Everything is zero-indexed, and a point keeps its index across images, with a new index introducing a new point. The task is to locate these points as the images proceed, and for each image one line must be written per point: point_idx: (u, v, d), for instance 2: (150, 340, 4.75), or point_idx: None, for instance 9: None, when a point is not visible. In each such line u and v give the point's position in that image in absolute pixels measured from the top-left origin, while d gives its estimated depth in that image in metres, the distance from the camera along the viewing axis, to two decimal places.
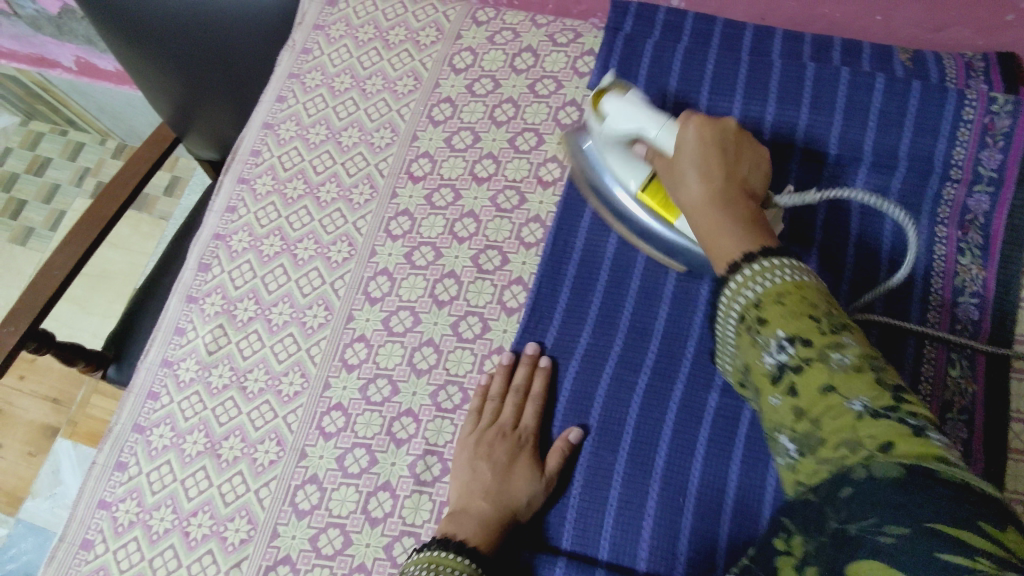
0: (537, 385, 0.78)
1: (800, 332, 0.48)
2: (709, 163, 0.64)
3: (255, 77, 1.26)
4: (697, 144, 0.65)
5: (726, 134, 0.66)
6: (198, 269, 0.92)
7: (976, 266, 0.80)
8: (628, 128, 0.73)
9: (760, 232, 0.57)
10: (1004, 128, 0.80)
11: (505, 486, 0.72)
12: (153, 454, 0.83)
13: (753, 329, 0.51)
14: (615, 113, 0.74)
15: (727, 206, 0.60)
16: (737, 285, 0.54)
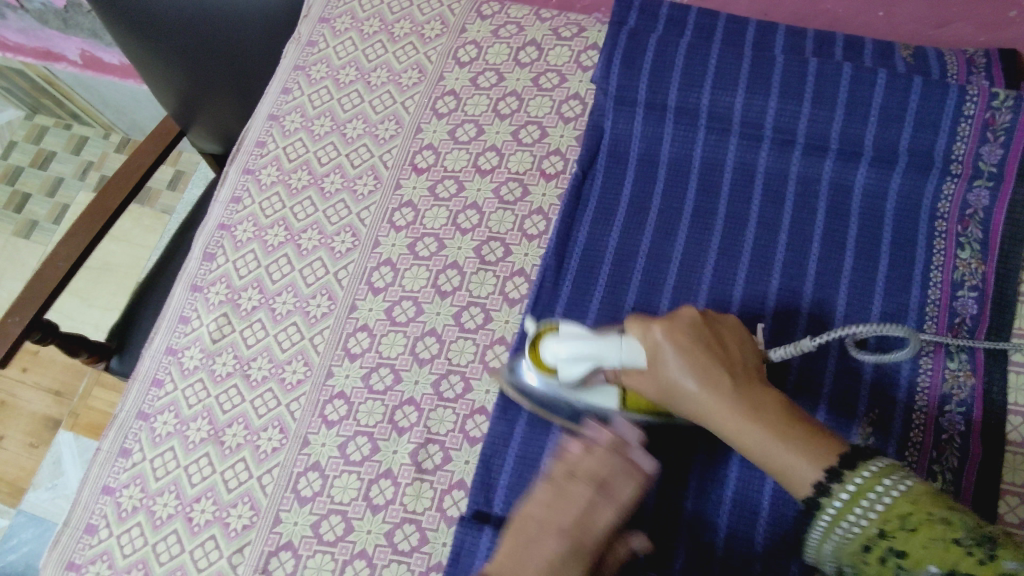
0: (481, 417, 0.74)
1: (948, 559, 0.46)
2: (712, 381, 0.59)
3: (260, 70, 1.26)
4: (685, 360, 0.60)
5: (700, 330, 0.62)
6: (202, 259, 0.93)
7: (975, 261, 0.81)
8: (584, 366, 0.66)
9: (811, 437, 0.56)
10: (1005, 123, 0.80)
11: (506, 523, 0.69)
12: (157, 440, 0.83)
13: (891, 566, 0.49)
14: (565, 355, 0.67)
15: (764, 417, 0.57)
16: (855, 494, 0.51)
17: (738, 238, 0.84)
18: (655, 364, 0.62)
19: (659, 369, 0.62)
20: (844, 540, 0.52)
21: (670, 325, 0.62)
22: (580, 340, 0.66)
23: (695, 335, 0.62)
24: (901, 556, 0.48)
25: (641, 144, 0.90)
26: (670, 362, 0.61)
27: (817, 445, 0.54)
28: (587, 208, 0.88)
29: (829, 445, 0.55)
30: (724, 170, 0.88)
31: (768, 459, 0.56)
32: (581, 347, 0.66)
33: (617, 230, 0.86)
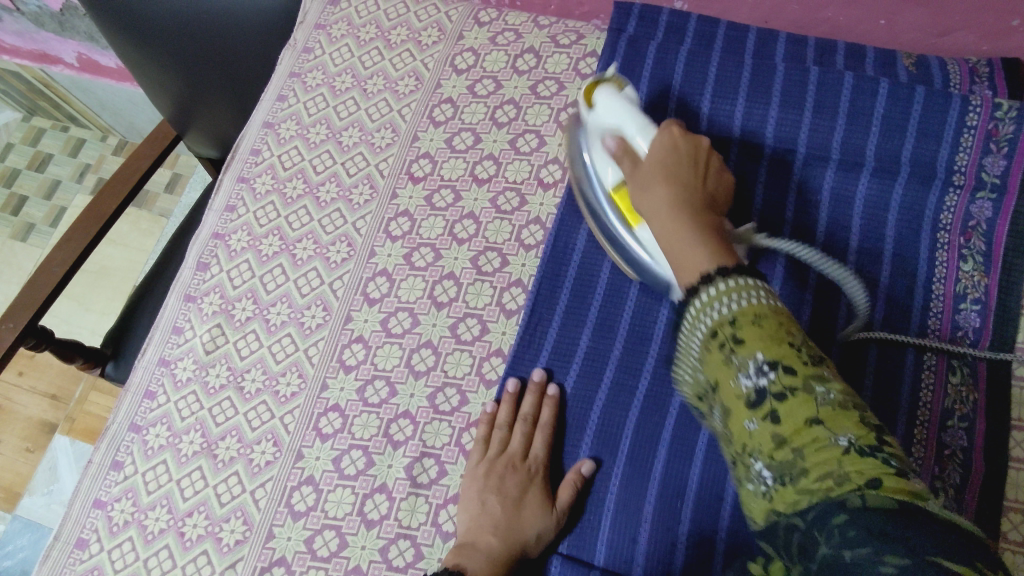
0: (545, 414, 0.76)
1: (780, 358, 0.50)
2: (677, 176, 0.69)
3: (257, 74, 1.25)
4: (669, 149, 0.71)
5: (691, 170, 0.70)
6: (196, 268, 0.92)
7: (978, 274, 0.80)
8: (609, 122, 0.77)
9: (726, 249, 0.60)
10: (1007, 134, 0.80)
11: (514, 524, 0.70)
12: (149, 453, 0.82)
13: (724, 350, 0.53)
14: (606, 106, 0.77)
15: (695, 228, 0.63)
16: (711, 298, 0.56)
17: None
18: (637, 167, 0.73)
19: (639, 164, 0.73)
20: (697, 346, 0.58)
21: (670, 180, 0.68)
22: (617, 105, 0.76)
23: (674, 154, 0.71)
24: (733, 335, 0.53)
25: None
26: (637, 184, 0.71)
27: (717, 247, 0.60)
28: None
29: (734, 256, 0.59)
30: (723, 179, 0.87)
31: (682, 257, 0.62)
32: (621, 106, 0.76)
33: None
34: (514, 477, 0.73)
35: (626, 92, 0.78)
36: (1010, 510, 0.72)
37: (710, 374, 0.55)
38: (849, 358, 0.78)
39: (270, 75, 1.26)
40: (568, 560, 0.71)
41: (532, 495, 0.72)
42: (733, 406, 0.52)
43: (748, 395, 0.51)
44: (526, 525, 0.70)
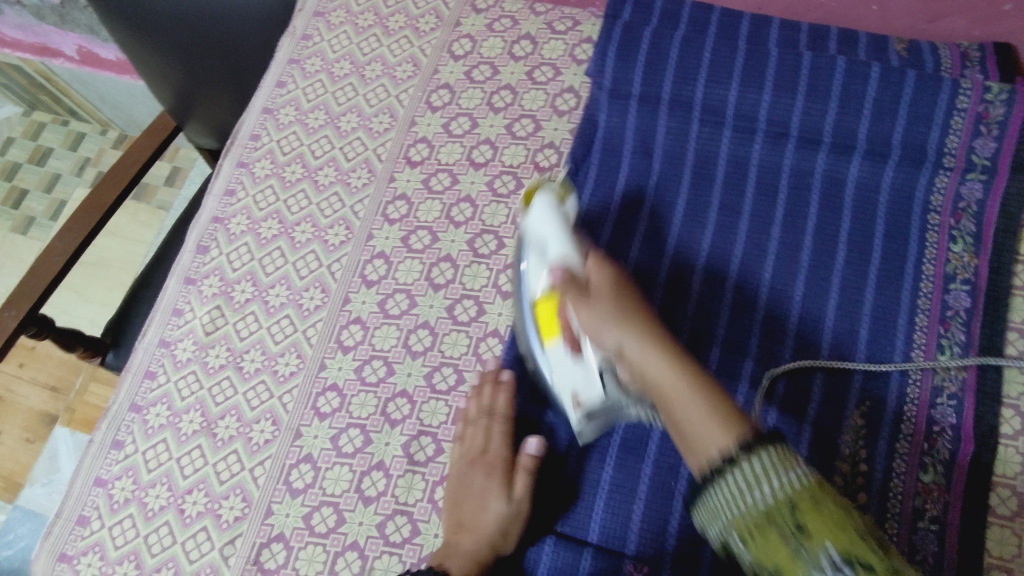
0: (499, 404, 0.76)
1: (855, 553, 0.47)
2: (626, 306, 0.65)
3: (256, 65, 1.27)
4: (611, 286, 0.67)
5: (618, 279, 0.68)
6: (196, 251, 0.92)
7: (968, 255, 0.81)
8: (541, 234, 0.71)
9: (738, 416, 0.56)
10: (998, 116, 0.81)
11: (478, 519, 0.72)
12: (149, 432, 0.83)
13: (787, 539, 0.49)
14: (539, 218, 0.72)
15: (692, 383, 0.60)
16: (756, 475, 0.52)
17: (731, 231, 0.85)
18: (586, 295, 0.66)
19: (588, 291, 0.66)
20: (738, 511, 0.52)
21: (622, 323, 0.64)
22: (549, 221, 0.71)
23: (625, 307, 0.65)
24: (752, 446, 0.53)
25: (635, 137, 0.90)
26: (590, 309, 0.65)
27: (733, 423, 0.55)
28: (580, 201, 0.89)
29: (744, 421, 0.56)
30: (717, 162, 0.88)
31: (690, 421, 0.58)
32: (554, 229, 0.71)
33: (610, 225, 0.87)
34: (479, 473, 0.75)
35: (565, 209, 0.74)
36: (999, 486, 0.73)
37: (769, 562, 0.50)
38: (841, 336, 0.79)
39: (268, 63, 1.27)
40: (560, 540, 0.72)
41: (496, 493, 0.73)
42: None
43: None
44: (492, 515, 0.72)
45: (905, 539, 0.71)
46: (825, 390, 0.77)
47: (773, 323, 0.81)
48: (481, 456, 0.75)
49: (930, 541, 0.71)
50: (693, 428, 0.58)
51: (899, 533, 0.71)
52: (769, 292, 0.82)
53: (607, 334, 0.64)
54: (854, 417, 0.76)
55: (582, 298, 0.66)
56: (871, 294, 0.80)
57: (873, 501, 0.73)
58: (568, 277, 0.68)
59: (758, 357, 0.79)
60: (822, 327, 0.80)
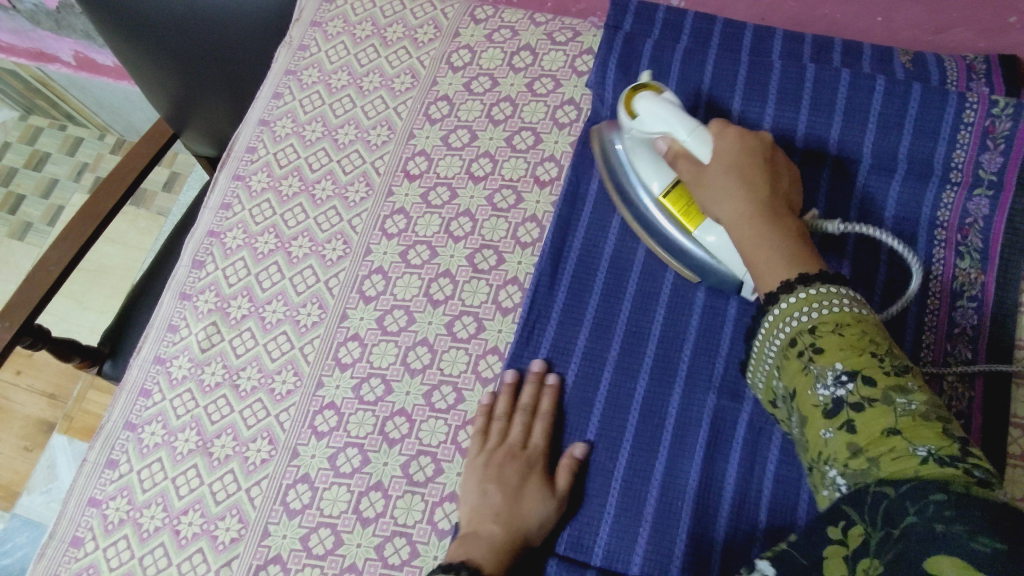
0: (544, 403, 0.77)
1: (861, 370, 0.53)
2: (755, 187, 0.66)
3: (254, 72, 1.25)
4: (739, 151, 0.69)
5: (762, 152, 0.69)
6: (191, 266, 0.91)
7: (975, 270, 0.80)
8: (656, 126, 0.73)
9: (805, 257, 0.62)
10: (1004, 131, 0.80)
11: (516, 509, 0.70)
12: (144, 451, 0.82)
13: (802, 358, 0.57)
14: (645, 111, 0.74)
15: (777, 230, 0.64)
16: (807, 297, 0.58)
17: None
18: (705, 181, 0.69)
19: (706, 162, 0.69)
20: (776, 354, 0.62)
21: (744, 186, 0.67)
22: (668, 109, 0.73)
23: (747, 157, 0.68)
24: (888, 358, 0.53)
25: None
26: (712, 184, 0.68)
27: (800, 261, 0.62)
28: (582, 213, 0.86)
29: (819, 261, 0.62)
30: None
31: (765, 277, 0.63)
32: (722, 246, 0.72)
33: (613, 237, 0.85)
34: (516, 466, 0.73)
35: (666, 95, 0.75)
36: None
37: (791, 384, 0.59)
38: None
39: (265, 72, 1.26)
40: (563, 562, 0.72)
41: (537, 489, 0.72)
42: (811, 416, 0.56)
43: (827, 405, 0.54)
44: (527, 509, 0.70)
45: None
46: None
47: None
48: (524, 452, 0.75)
49: None
50: (765, 269, 0.63)
51: None
52: None
53: (721, 206, 0.68)
54: None
55: (699, 179, 0.70)
56: (878, 312, 0.79)
57: None
58: (692, 164, 0.71)
59: None
60: None
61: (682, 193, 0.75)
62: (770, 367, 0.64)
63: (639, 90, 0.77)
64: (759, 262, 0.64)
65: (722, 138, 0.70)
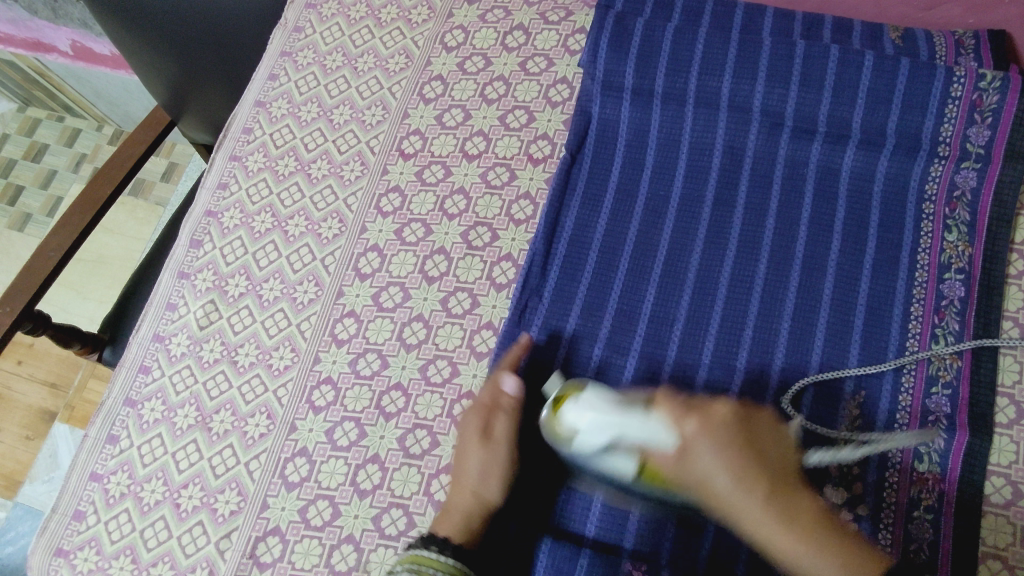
0: (514, 384, 0.74)
1: None
2: (761, 465, 0.60)
3: (246, 50, 1.24)
4: (728, 442, 0.60)
5: (729, 422, 0.61)
6: (189, 246, 0.92)
7: (963, 243, 0.81)
8: (602, 439, 0.61)
9: (832, 527, 0.59)
10: (992, 104, 0.80)
11: (484, 488, 0.71)
12: (144, 427, 0.83)
13: None
14: (590, 426, 0.62)
15: (791, 524, 0.58)
16: None
17: (726, 223, 0.85)
18: (688, 453, 0.60)
19: (684, 459, 0.60)
20: None
21: (756, 477, 0.59)
22: (607, 411, 0.61)
23: (728, 427, 0.61)
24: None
25: (629, 129, 0.89)
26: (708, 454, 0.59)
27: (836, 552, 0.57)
28: (575, 193, 0.88)
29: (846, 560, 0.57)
30: (713, 152, 0.88)
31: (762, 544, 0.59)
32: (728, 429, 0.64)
33: (604, 218, 0.86)
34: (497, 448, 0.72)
35: (594, 393, 0.63)
36: (992, 474, 0.73)
37: None
38: (836, 328, 0.79)
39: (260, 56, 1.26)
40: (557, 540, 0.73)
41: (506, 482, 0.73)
42: None
43: None
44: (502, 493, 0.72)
45: (901, 528, 0.71)
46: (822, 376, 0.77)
47: (767, 312, 0.80)
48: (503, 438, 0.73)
49: (925, 529, 0.71)
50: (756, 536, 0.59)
51: (895, 522, 0.71)
52: (763, 285, 0.82)
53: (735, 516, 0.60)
54: (850, 408, 0.76)
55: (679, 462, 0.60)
56: (865, 287, 0.80)
57: (868, 491, 0.73)
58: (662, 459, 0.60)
59: (752, 348, 0.79)
60: (817, 320, 0.79)
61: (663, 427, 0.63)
62: None
63: (567, 392, 0.66)
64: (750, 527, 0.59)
65: (705, 452, 0.59)
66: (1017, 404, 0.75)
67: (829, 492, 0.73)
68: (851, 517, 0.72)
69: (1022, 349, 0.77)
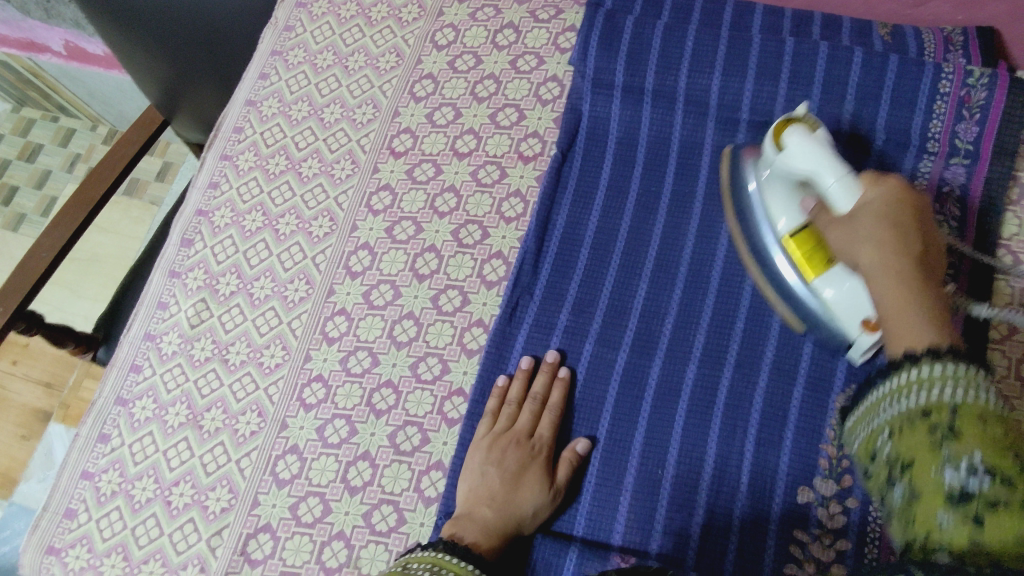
0: (555, 395, 0.78)
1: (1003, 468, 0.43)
2: (903, 242, 0.60)
3: (238, 46, 1.24)
4: (884, 205, 0.62)
5: (908, 199, 0.62)
6: (180, 244, 0.92)
7: (954, 239, 0.80)
8: (800, 168, 0.67)
9: (945, 323, 0.55)
10: (980, 100, 0.81)
11: (514, 498, 0.72)
12: (135, 425, 0.83)
13: (934, 433, 0.46)
14: (797, 150, 0.67)
15: (915, 294, 0.57)
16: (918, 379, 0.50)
17: (716, 219, 0.84)
18: (845, 216, 0.64)
19: (845, 214, 0.64)
20: (897, 411, 0.51)
21: (894, 234, 0.60)
22: (809, 156, 0.67)
23: (894, 206, 0.62)
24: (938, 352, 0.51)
25: (619, 127, 0.90)
26: (835, 232, 0.65)
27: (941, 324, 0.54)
28: (566, 190, 0.88)
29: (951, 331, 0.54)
30: (703, 150, 0.88)
31: (889, 311, 0.58)
32: (853, 286, 0.67)
33: (596, 214, 0.86)
34: (518, 454, 0.74)
35: (823, 134, 0.68)
36: None
37: (907, 454, 0.48)
38: None
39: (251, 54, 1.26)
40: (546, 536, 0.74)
41: (534, 485, 0.72)
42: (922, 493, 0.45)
43: (953, 489, 0.44)
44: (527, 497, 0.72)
45: None
46: (812, 369, 0.76)
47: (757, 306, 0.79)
48: (531, 442, 0.75)
49: None
50: (887, 320, 0.58)
51: (885, 514, 0.70)
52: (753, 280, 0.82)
53: (857, 250, 0.62)
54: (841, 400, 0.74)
55: (831, 222, 0.65)
56: None
57: (858, 484, 0.71)
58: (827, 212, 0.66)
59: (742, 341, 0.78)
60: None
61: (809, 237, 0.70)
62: (881, 420, 0.53)
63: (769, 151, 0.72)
64: (889, 316, 0.58)
65: (873, 189, 0.63)
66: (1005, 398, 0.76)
67: (819, 484, 0.72)
68: (840, 509, 0.71)
69: (1010, 344, 0.78)
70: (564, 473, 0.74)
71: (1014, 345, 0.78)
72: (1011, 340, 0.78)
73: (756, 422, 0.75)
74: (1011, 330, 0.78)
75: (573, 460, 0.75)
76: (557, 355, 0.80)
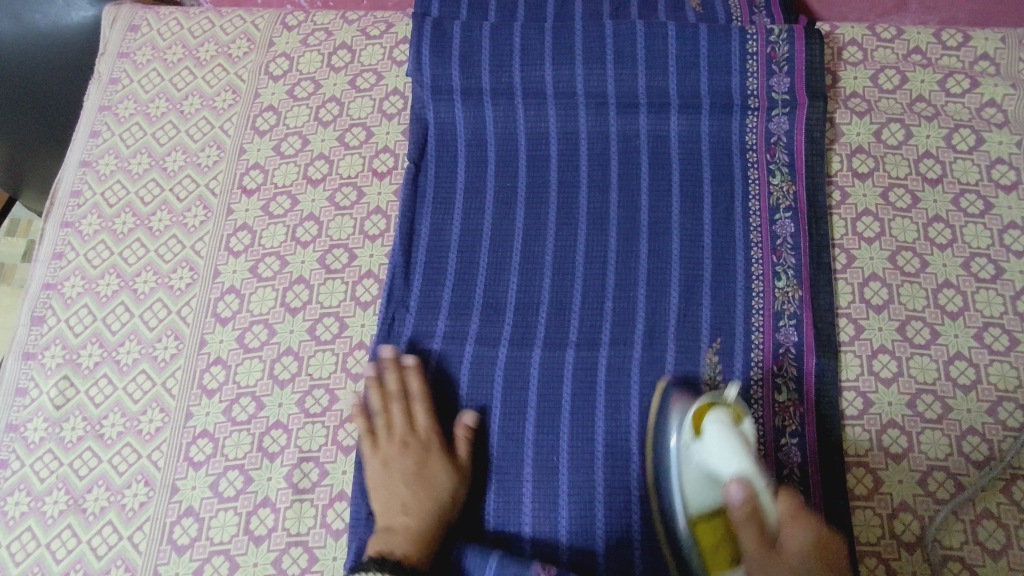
0: (413, 385, 0.78)
1: None
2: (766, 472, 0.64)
3: (64, 91, 1.13)
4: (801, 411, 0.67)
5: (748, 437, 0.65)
6: (31, 324, 0.87)
7: (786, 183, 0.86)
8: None
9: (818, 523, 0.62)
10: (785, 54, 0.88)
11: (426, 491, 0.73)
12: (11, 524, 0.78)
13: None
14: None
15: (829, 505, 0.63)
16: None
17: (573, 203, 0.87)
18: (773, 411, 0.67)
19: (775, 546, 0.60)
20: None
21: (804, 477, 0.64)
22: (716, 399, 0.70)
23: (809, 560, 0.59)
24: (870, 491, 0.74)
25: (466, 129, 0.91)
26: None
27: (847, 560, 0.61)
28: (425, 200, 0.88)
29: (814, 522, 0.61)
30: (549, 140, 0.90)
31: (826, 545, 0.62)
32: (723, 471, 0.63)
33: (458, 219, 0.87)
34: (412, 454, 0.75)
35: (744, 430, 0.66)
36: (845, 390, 0.79)
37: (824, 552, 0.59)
38: (687, 283, 0.82)
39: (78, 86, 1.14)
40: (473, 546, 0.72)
41: (440, 469, 0.74)
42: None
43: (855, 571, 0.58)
44: (436, 490, 0.73)
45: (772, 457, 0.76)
46: (680, 331, 0.80)
47: (623, 280, 0.83)
48: (416, 435, 0.76)
49: (794, 453, 0.76)
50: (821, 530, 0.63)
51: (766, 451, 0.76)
52: (616, 256, 0.85)
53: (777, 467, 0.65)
54: (710, 354, 0.79)
55: (764, 411, 0.66)
56: (708, 241, 0.84)
57: None
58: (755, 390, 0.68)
59: (614, 318, 0.82)
60: (669, 279, 0.83)
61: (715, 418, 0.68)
62: None
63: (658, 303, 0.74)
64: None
65: None
66: (855, 322, 0.81)
67: None
68: None
69: (851, 271, 0.83)
70: (463, 449, 0.76)
71: (855, 272, 0.83)
72: (851, 268, 0.83)
73: (638, 390, 0.78)
74: (850, 259, 0.83)
75: (469, 434, 0.76)
76: (391, 350, 0.80)
